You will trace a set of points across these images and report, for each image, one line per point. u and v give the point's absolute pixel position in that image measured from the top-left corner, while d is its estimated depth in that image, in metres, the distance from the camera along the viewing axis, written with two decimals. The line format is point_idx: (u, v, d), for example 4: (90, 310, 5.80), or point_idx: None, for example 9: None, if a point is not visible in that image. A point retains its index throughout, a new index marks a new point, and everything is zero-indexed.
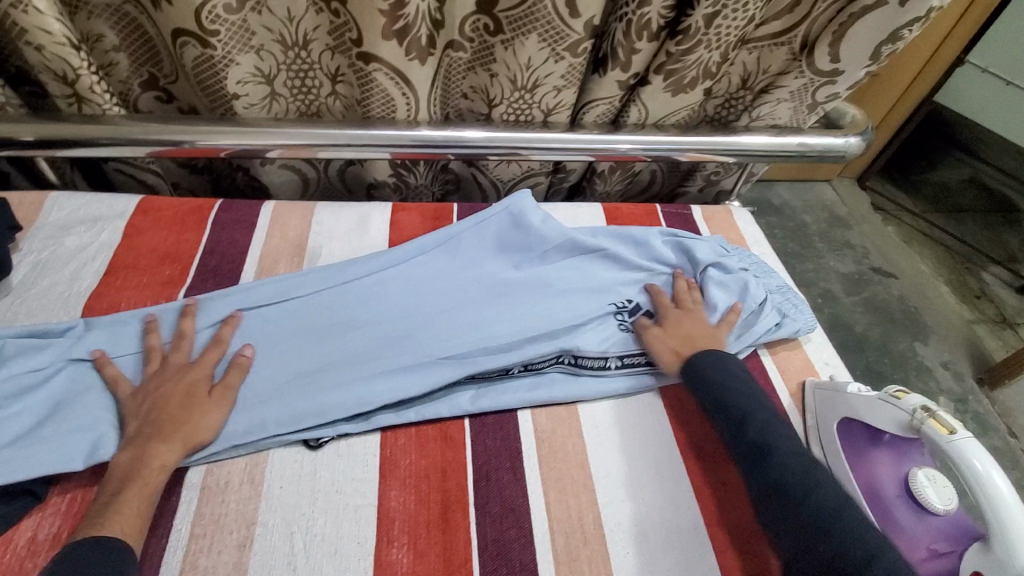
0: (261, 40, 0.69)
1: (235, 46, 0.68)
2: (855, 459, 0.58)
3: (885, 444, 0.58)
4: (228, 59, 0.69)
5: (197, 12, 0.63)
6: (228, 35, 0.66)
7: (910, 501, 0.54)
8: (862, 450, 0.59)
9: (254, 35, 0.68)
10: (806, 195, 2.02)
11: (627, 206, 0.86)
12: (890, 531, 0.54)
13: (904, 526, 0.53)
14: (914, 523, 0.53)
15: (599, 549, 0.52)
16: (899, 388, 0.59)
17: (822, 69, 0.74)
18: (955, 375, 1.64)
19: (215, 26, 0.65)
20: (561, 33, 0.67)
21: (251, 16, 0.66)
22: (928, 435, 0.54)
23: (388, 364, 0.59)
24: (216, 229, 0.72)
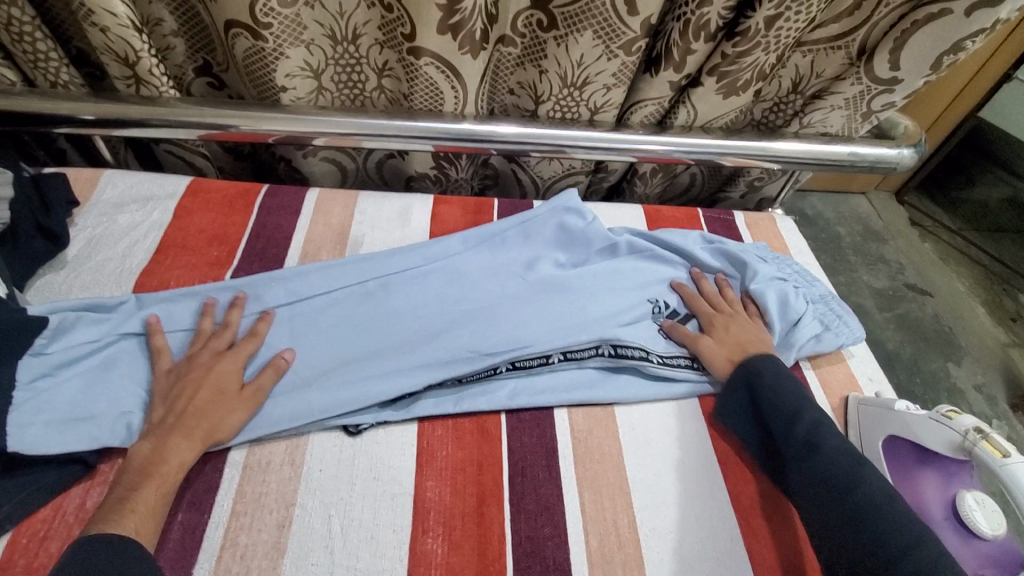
0: (312, 35, 0.70)
1: (286, 40, 0.69)
2: (899, 478, 0.57)
3: (931, 465, 0.57)
4: (279, 51, 0.70)
5: (252, 5, 0.64)
6: (281, 27, 0.67)
7: (956, 524, 0.52)
8: (907, 469, 0.57)
9: (305, 28, 0.69)
10: (842, 207, 1.98)
11: (667, 209, 0.85)
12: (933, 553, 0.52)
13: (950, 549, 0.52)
14: (960, 547, 0.52)
15: (634, 553, 0.51)
16: (951, 408, 0.56)
17: (879, 77, 0.72)
18: (990, 399, 1.58)
19: (268, 19, 0.66)
20: (617, 30, 0.66)
21: (304, 10, 0.67)
22: (979, 458, 0.51)
23: (428, 356, 0.60)
24: (262, 213, 0.73)
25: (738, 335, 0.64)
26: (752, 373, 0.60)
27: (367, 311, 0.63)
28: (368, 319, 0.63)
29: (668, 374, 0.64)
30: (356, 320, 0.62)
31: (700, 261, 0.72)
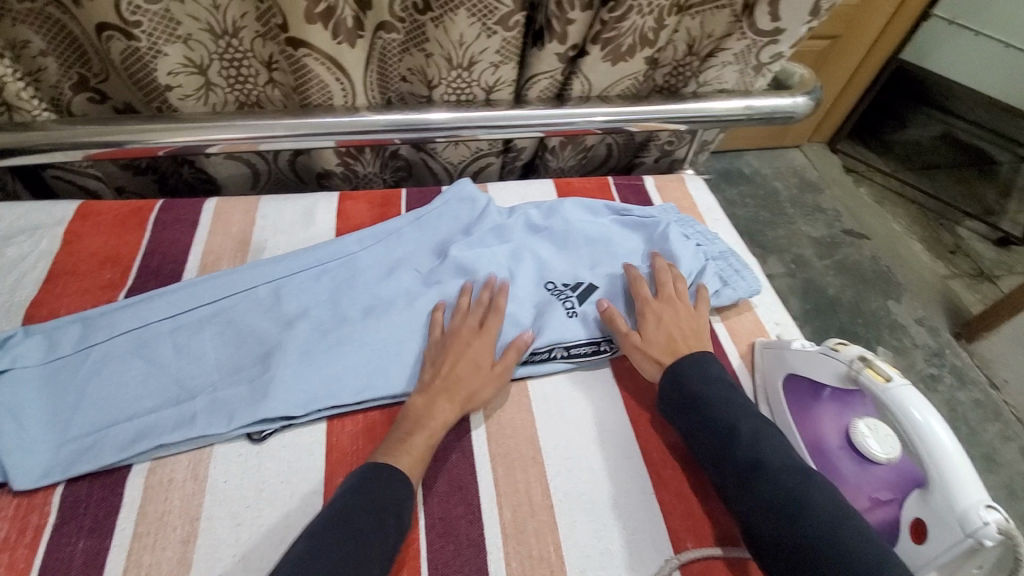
0: (188, 30, 0.66)
1: (161, 37, 0.65)
2: (799, 415, 0.59)
3: (830, 397, 0.58)
4: (155, 49, 0.66)
5: (116, 5, 0.61)
6: (151, 24, 0.64)
7: (852, 453, 0.54)
8: (807, 405, 0.59)
9: (179, 24, 0.65)
10: (777, 162, 2.02)
11: (578, 180, 0.86)
12: (834, 483, 0.54)
13: (848, 478, 0.54)
14: (857, 475, 0.53)
15: (547, 520, 0.52)
16: (839, 340, 0.59)
17: (763, 29, 0.73)
18: (930, 330, 1.64)
19: (136, 17, 0.62)
20: (490, 6, 0.66)
21: (173, 4, 0.64)
22: (865, 385, 0.54)
23: (325, 357, 0.60)
24: (157, 229, 0.71)
25: (675, 329, 0.62)
26: (684, 377, 0.58)
27: (260, 316, 0.63)
28: (262, 324, 0.62)
29: (575, 360, 0.64)
30: (249, 326, 0.62)
31: (598, 231, 0.74)
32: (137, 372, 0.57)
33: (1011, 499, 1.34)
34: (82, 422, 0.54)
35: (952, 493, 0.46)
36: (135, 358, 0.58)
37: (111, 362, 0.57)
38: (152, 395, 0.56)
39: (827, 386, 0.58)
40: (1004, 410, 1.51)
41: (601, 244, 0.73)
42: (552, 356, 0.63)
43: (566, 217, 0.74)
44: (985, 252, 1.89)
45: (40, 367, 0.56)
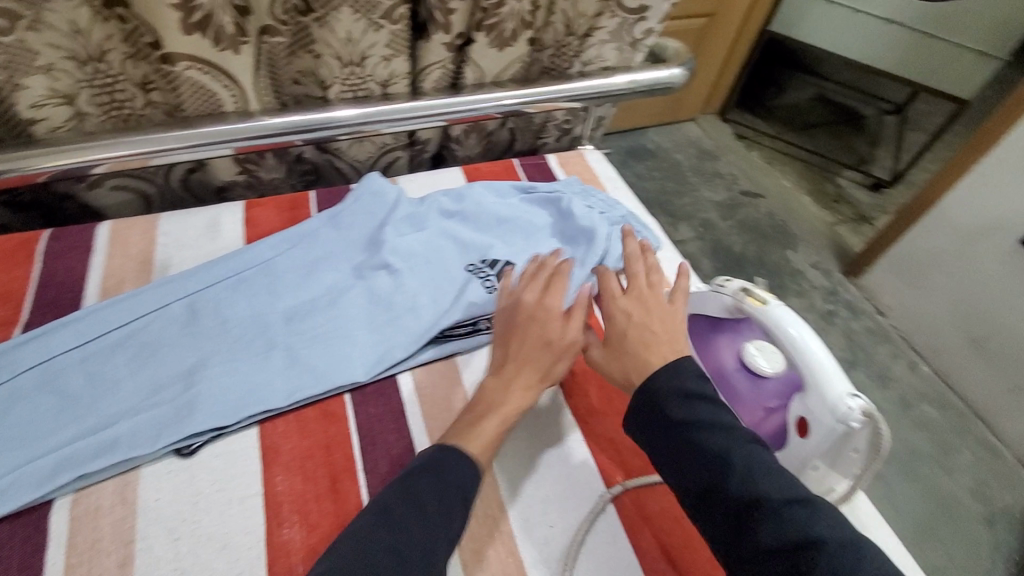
0: (49, 59, 0.63)
1: (17, 68, 0.61)
2: (700, 349, 0.65)
3: (726, 327, 0.65)
4: (13, 82, 0.62)
5: None
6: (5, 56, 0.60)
7: (745, 372, 0.61)
8: (705, 338, 0.66)
9: (37, 54, 0.61)
10: (676, 136, 2.16)
11: (485, 165, 0.89)
12: (734, 402, 0.61)
13: (744, 395, 0.61)
14: (752, 390, 0.60)
15: (488, 481, 0.56)
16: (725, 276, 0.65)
17: (631, 8, 0.81)
18: (824, 272, 1.82)
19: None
20: (373, 2, 0.68)
21: (30, 34, 0.60)
22: (749, 311, 0.61)
23: (249, 363, 0.59)
24: (48, 258, 0.67)
25: (646, 335, 0.55)
26: (669, 415, 0.49)
27: (176, 333, 0.61)
28: (178, 340, 0.61)
29: None
30: (165, 345, 0.60)
31: (508, 210, 0.78)
32: (47, 408, 0.54)
33: (904, 408, 1.52)
34: None
35: (823, 388, 0.54)
36: (42, 394, 0.55)
37: (15, 401, 0.54)
38: (65, 428, 0.53)
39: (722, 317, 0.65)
40: (893, 333, 1.69)
41: (513, 221, 0.76)
42: (477, 328, 0.67)
43: (476, 200, 0.78)
44: (862, 197, 2.11)
45: None
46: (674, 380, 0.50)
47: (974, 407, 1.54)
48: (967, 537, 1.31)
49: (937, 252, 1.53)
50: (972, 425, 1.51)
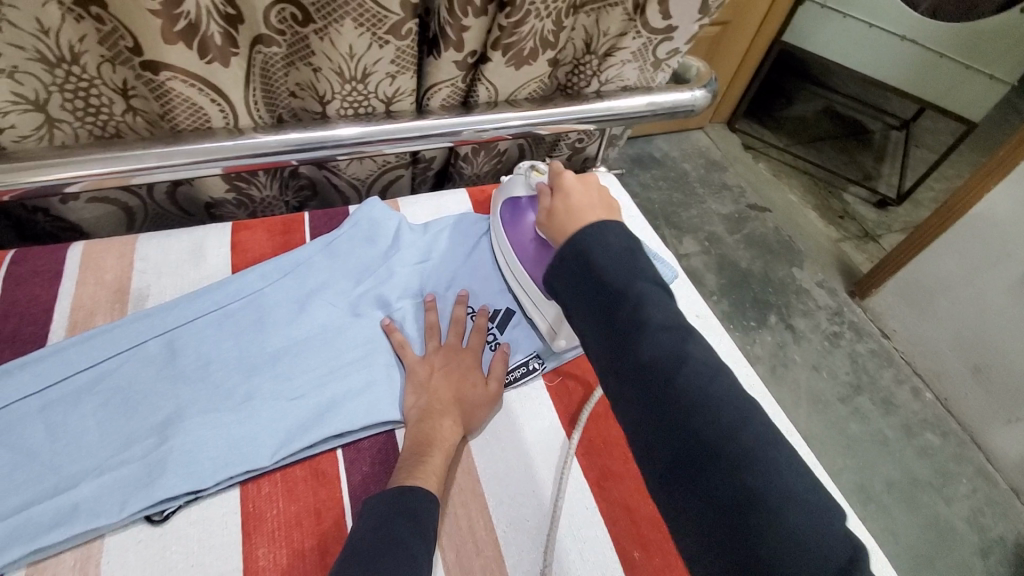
0: (11, 61, 0.57)
1: None
2: (506, 224, 0.69)
3: (524, 202, 0.68)
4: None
5: None
6: None
7: (530, 236, 0.66)
8: (510, 216, 0.69)
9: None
10: (682, 144, 2.02)
11: (493, 187, 0.84)
12: (521, 264, 0.66)
13: (527, 255, 0.66)
14: (532, 248, 0.66)
15: (492, 555, 0.52)
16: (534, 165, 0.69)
17: (657, 27, 0.74)
18: (830, 291, 1.71)
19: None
20: (379, 16, 0.61)
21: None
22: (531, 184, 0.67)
23: (231, 415, 0.54)
24: (10, 284, 0.60)
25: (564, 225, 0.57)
26: (585, 259, 0.50)
27: (153, 377, 0.55)
28: (152, 387, 0.55)
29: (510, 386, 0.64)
30: (137, 391, 0.54)
31: None
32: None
33: (907, 436, 1.44)
34: None
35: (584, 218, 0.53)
36: None
37: None
38: (20, 490, 0.48)
39: (524, 196, 0.68)
40: (896, 357, 1.60)
41: None
42: None
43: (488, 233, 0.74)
44: (867, 214, 1.97)
45: None
46: (608, 232, 0.51)
47: (975, 435, 1.48)
48: (961, 567, 1.26)
49: (946, 277, 1.46)
50: (971, 455, 1.45)
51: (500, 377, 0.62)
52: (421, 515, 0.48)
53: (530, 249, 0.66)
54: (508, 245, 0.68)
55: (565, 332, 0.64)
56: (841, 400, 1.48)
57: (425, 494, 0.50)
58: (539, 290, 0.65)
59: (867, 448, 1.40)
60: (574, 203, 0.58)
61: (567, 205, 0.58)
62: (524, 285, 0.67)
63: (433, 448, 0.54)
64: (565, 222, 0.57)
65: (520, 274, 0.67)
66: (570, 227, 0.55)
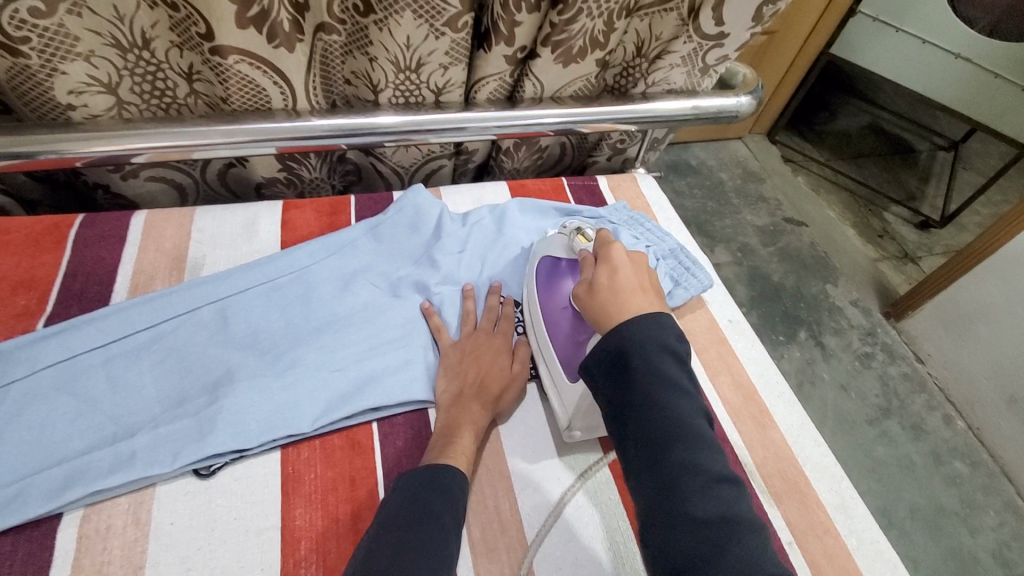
0: (89, 45, 0.60)
1: (56, 54, 0.58)
2: (543, 292, 0.66)
3: (564, 266, 0.66)
4: (50, 67, 0.59)
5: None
6: (43, 42, 0.56)
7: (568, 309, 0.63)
8: (550, 284, 0.66)
9: (77, 40, 0.58)
10: (719, 153, 2.00)
11: (533, 182, 0.85)
12: (548, 342, 0.63)
13: (558, 338, 0.62)
14: (565, 337, 0.62)
15: (516, 535, 0.54)
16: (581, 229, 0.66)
17: (708, 34, 0.74)
18: (864, 311, 1.66)
19: (23, 32, 0.55)
20: (438, 8, 0.63)
21: (69, 19, 0.56)
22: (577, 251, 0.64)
23: (276, 381, 0.56)
24: (79, 247, 0.64)
25: (611, 299, 0.54)
26: (618, 340, 0.49)
27: (205, 341, 0.59)
28: (205, 350, 0.58)
29: (540, 373, 0.65)
30: (190, 352, 0.58)
31: None
32: (64, 411, 0.52)
33: (935, 463, 1.40)
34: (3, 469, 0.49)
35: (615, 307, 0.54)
36: (61, 395, 0.53)
37: (33, 402, 0.52)
38: (81, 435, 0.51)
39: (564, 260, 0.66)
40: (929, 382, 1.55)
41: None
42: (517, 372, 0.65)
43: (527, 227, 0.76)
44: (908, 234, 1.92)
45: None
46: (658, 323, 0.50)
47: (1008, 468, 1.43)
48: None
49: (988, 304, 1.41)
50: (1002, 487, 1.40)
51: (524, 358, 0.65)
52: (450, 490, 0.50)
53: (563, 322, 0.63)
54: (538, 310, 0.65)
55: (585, 426, 0.60)
56: (868, 422, 1.44)
57: (456, 473, 0.51)
58: (564, 372, 0.61)
59: (892, 474, 1.37)
60: (619, 285, 0.55)
61: (612, 284, 0.55)
62: (544, 345, 0.63)
63: (462, 430, 0.55)
64: (609, 306, 0.54)
65: (542, 337, 0.64)
66: (613, 312, 0.53)
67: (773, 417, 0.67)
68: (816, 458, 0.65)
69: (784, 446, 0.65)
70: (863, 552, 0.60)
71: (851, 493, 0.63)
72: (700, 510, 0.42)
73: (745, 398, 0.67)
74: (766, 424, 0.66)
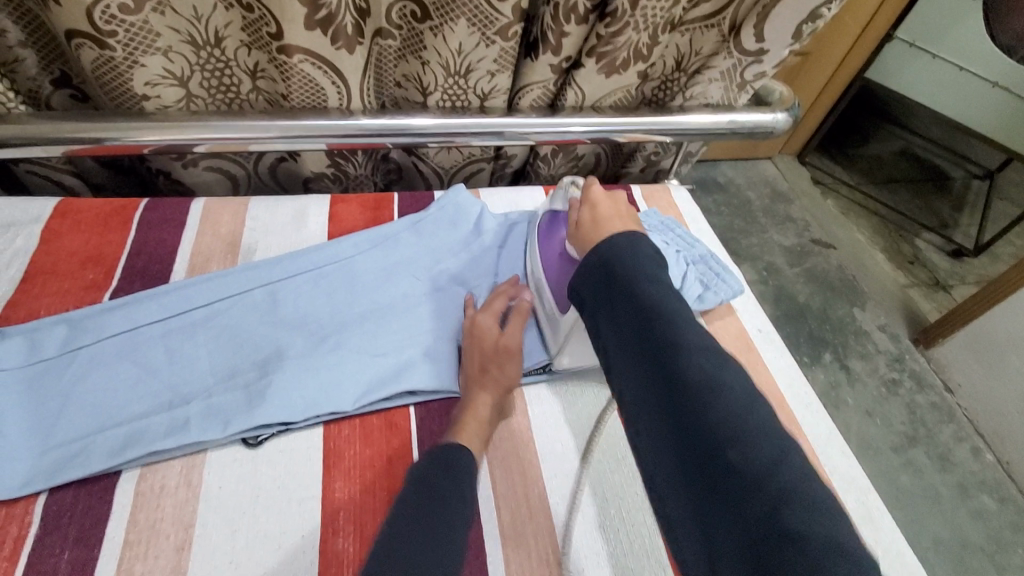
0: (168, 41, 0.64)
1: (138, 47, 0.62)
2: (544, 242, 0.69)
3: (561, 217, 0.69)
4: (132, 59, 0.63)
5: (89, 12, 0.57)
6: (128, 36, 0.61)
7: (563, 242, 0.66)
8: (550, 234, 0.69)
9: (158, 36, 0.63)
10: (748, 172, 2.00)
11: (569, 189, 0.87)
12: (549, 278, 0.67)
13: (555, 280, 0.66)
14: (559, 273, 0.65)
15: (543, 523, 0.55)
16: (576, 180, 0.68)
17: (748, 50, 0.76)
18: (892, 336, 1.63)
19: (111, 26, 0.59)
20: (490, 17, 0.67)
21: (153, 17, 0.61)
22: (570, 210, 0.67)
23: (320, 362, 0.59)
24: (142, 229, 0.69)
25: (596, 234, 0.57)
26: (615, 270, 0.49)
27: (256, 320, 0.62)
28: (256, 329, 0.61)
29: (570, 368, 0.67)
30: (242, 330, 0.61)
31: None
32: (124, 378, 0.56)
33: (960, 495, 1.37)
34: (70, 427, 0.52)
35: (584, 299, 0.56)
36: (122, 362, 0.56)
37: (97, 367, 0.56)
38: (139, 401, 0.55)
39: (562, 211, 0.69)
40: (956, 412, 1.52)
41: None
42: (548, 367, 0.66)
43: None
44: (939, 262, 1.89)
45: (22, 370, 0.54)
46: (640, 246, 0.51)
47: None
48: None
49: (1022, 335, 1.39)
50: None
51: (516, 330, 0.64)
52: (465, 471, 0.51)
53: (555, 263, 0.66)
54: (540, 261, 0.69)
55: (572, 352, 0.64)
56: (892, 449, 1.42)
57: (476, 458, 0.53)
58: (556, 307, 0.65)
59: (915, 502, 1.34)
60: (598, 215, 0.59)
61: (594, 217, 0.59)
62: (545, 295, 0.67)
63: (466, 413, 0.57)
64: (589, 234, 0.57)
65: (542, 285, 0.68)
66: (593, 236, 0.57)
67: (801, 426, 0.67)
68: (842, 470, 0.65)
69: (811, 455, 0.65)
70: (888, 563, 0.60)
71: (876, 505, 0.64)
72: (738, 455, 0.36)
73: (773, 406, 0.68)
74: (794, 432, 0.67)
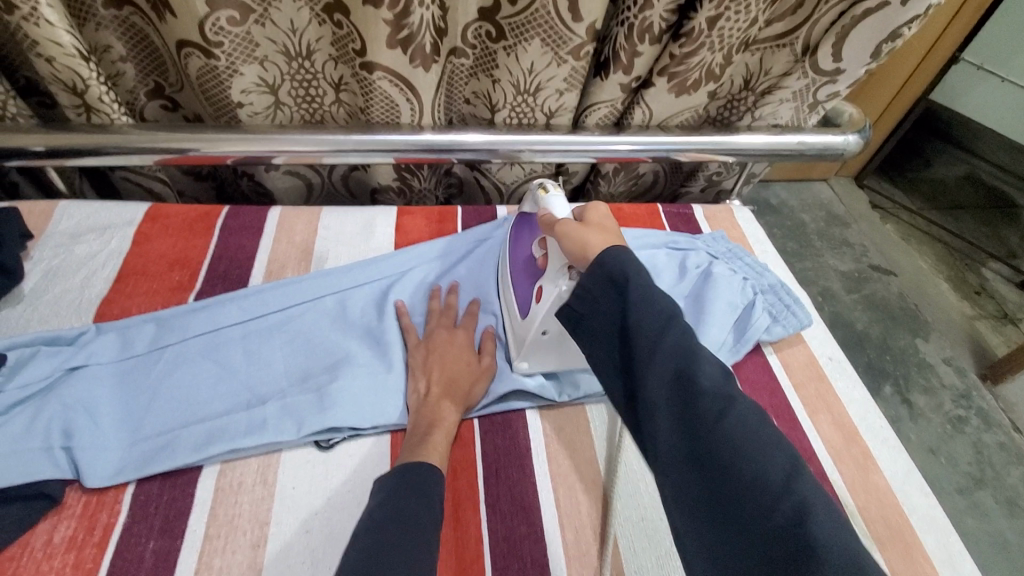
0: (264, 52, 0.69)
1: (239, 57, 0.67)
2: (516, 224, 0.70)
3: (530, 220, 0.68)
4: (232, 69, 0.68)
5: (201, 25, 0.63)
6: (232, 46, 0.66)
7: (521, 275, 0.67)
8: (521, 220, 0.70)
9: (258, 46, 0.68)
10: (803, 194, 1.94)
11: (630, 207, 0.87)
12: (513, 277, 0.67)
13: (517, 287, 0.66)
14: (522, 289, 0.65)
15: (608, 545, 0.54)
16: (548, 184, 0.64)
17: (823, 70, 0.74)
18: (957, 371, 1.54)
19: (218, 37, 0.64)
20: (564, 38, 0.68)
21: (255, 28, 0.66)
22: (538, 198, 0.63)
23: (386, 370, 0.61)
24: (223, 235, 0.72)
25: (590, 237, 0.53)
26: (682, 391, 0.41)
27: (328, 326, 0.64)
28: (327, 334, 0.63)
29: None
30: (315, 334, 0.63)
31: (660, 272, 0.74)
32: (207, 375, 0.58)
33: None
34: (156, 421, 0.55)
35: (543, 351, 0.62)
36: (205, 360, 0.59)
37: (183, 364, 0.59)
38: (219, 399, 0.57)
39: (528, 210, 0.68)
40: None
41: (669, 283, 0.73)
42: None
43: (648, 253, 0.75)
44: (1008, 294, 1.78)
45: (115, 365, 0.57)
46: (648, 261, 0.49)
47: None
48: None
49: None
50: None
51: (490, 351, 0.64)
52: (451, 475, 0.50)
53: (520, 268, 0.67)
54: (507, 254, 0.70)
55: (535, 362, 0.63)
56: (958, 490, 1.33)
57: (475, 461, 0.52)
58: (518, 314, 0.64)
59: (983, 548, 1.25)
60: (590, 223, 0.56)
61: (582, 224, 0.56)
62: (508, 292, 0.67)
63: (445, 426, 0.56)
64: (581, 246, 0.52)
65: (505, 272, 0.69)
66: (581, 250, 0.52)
67: (875, 460, 0.64)
68: (921, 509, 0.62)
69: (887, 492, 0.62)
70: None
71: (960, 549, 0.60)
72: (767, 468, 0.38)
73: (845, 438, 0.65)
74: (867, 466, 0.64)
